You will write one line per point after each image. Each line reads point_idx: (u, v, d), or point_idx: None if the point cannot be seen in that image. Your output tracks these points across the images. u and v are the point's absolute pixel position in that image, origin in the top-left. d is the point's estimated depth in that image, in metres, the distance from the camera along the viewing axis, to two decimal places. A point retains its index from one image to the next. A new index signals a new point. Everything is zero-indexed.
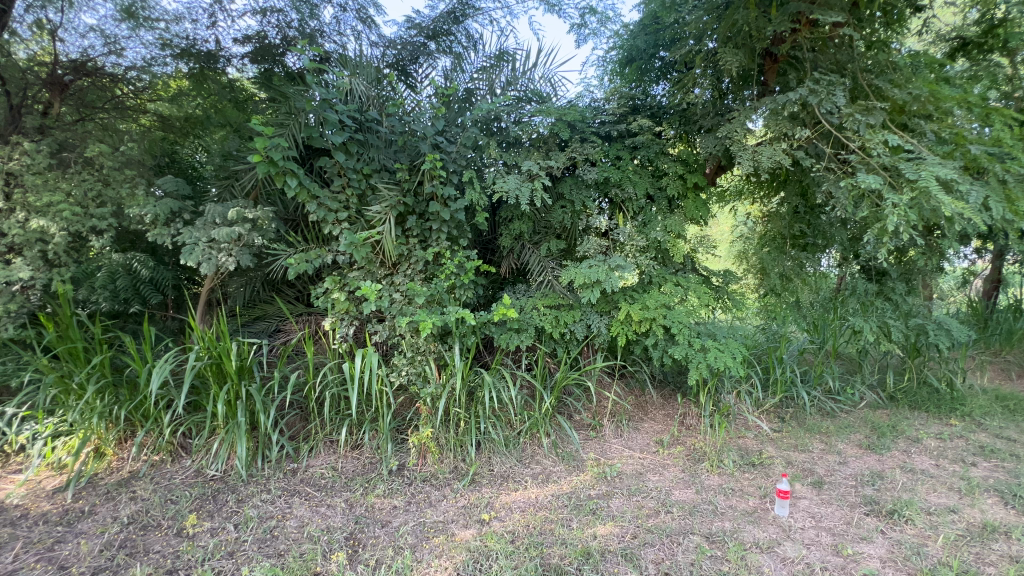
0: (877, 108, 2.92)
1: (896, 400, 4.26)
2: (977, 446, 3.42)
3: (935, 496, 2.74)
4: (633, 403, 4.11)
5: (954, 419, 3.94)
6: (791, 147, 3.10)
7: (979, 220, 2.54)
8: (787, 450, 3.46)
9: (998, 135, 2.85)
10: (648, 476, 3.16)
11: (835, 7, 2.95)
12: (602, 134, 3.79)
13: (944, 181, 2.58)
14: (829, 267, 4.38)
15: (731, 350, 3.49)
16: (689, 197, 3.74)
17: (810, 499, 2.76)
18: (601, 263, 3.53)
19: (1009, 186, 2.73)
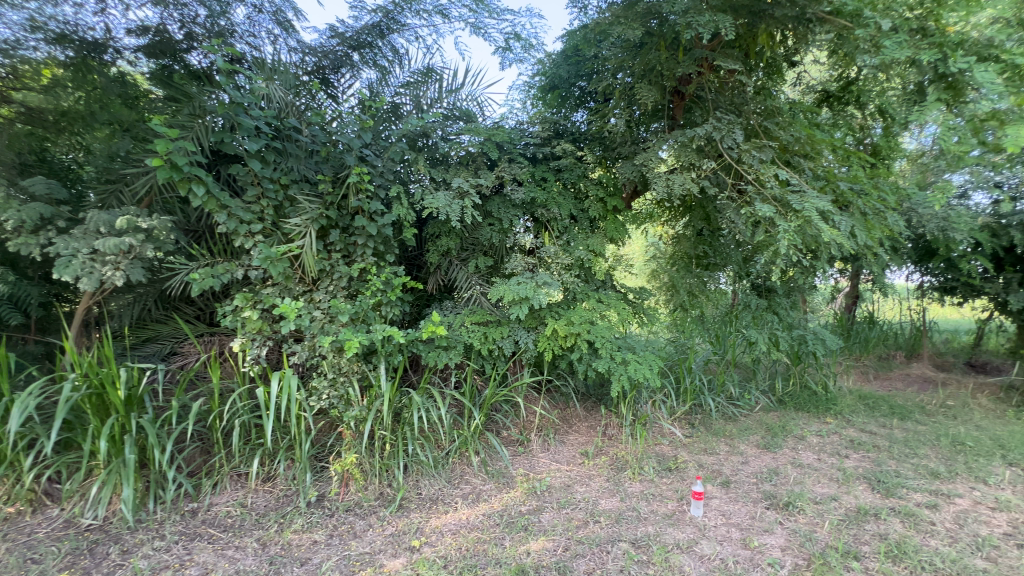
0: (766, 146, 3.32)
1: (783, 403, 4.82)
2: (848, 440, 3.94)
3: (820, 487, 3.11)
4: (559, 416, 4.23)
5: (829, 417, 4.53)
6: (698, 176, 3.38)
7: (847, 246, 2.98)
8: (698, 453, 3.74)
9: (857, 174, 3.37)
10: (576, 488, 3.24)
11: (732, 57, 3.32)
12: (527, 156, 3.92)
13: (820, 211, 2.99)
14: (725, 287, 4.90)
15: (648, 362, 3.71)
16: (609, 218, 3.95)
17: (720, 498, 3.00)
18: (529, 280, 3.61)
19: (867, 218, 3.25)
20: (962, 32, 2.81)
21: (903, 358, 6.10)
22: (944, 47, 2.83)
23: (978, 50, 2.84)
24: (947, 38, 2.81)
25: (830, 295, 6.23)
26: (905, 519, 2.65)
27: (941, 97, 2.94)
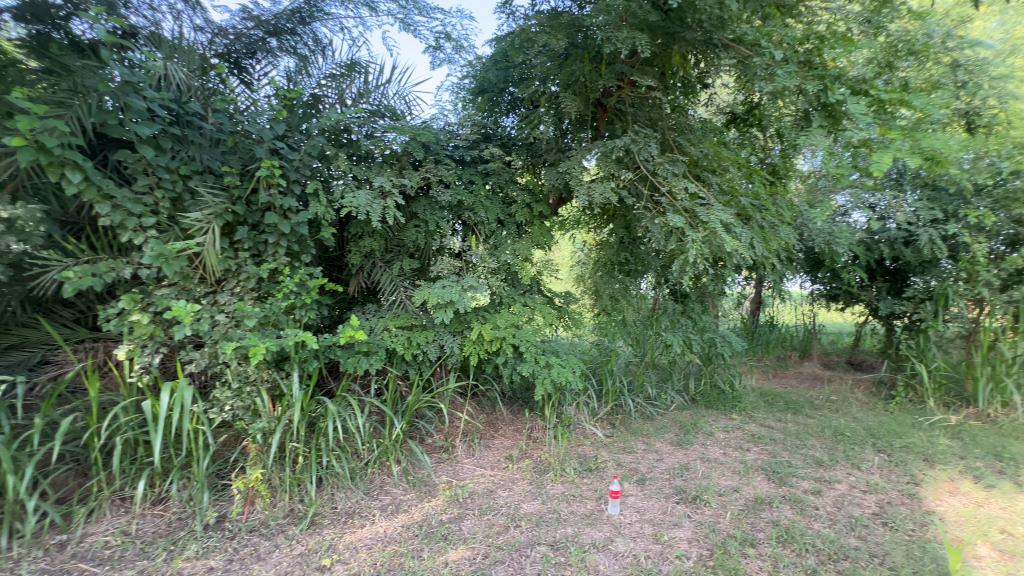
0: (679, 160, 3.51)
1: (696, 401, 5.16)
2: (750, 434, 4.28)
3: (724, 480, 3.34)
4: (484, 420, 4.22)
5: (734, 414, 4.90)
6: (617, 186, 3.48)
7: (747, 256, 3.24)
8: (618, 453, 3.89)
9: (757, 191, 3.68)
10: (498, 493, 3.23)
11: (648, 74, 3.47)
12: (455, 158, 3.88)
13: (725, 224, 3.23)
14: (644, 292, 5.10)
15: (571, 365, 3.79)
16: (535, 223, 3.99)
17: (635, 495, 3.13)
18: (455, 284, 3.54)
19: (765, 230, 3.56)
20: (839, 67, 3.19)
21: (797, 359, 6.78)
22: (825, 79, 3.19)
23: (852, 84, 3.21)
24: (828, 71, 3.18)
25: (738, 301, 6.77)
26: (794, 506, 2.90)
27: (823, 125, 3.29)
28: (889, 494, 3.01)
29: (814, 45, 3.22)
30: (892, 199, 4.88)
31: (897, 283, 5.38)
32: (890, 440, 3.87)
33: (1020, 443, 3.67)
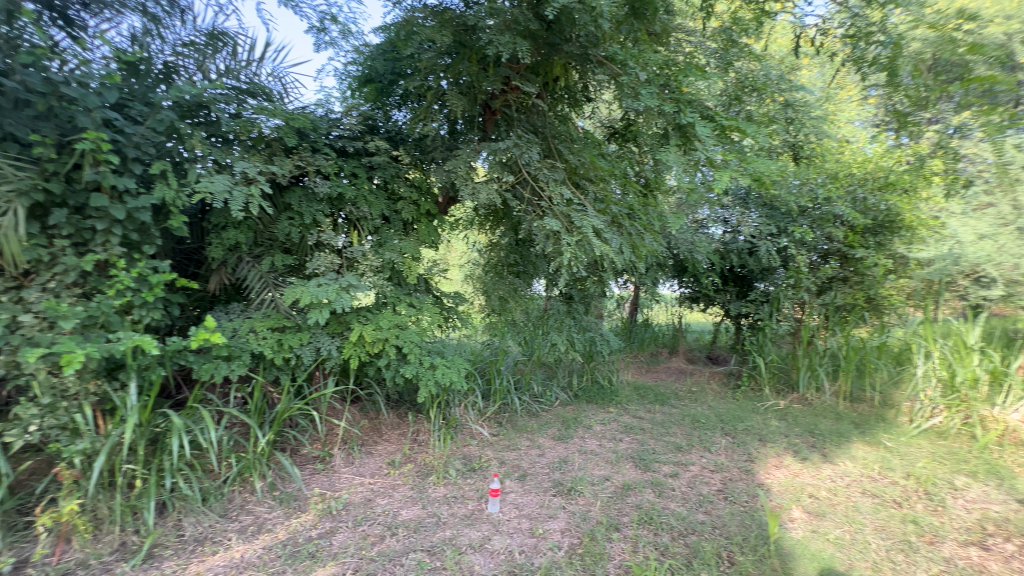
0: (559, 167, 3.66)
1: (578, 397, 5.47)
2: (623, 425, 4.63)
3: (597, 470, 3.56)
4: (367, 426, 4.04)
5: (611, 407, 5.27)
6: (501, 188, 3.53)
7: (617, 260, 3.47)
8: (502, 451, 3.95)
9: (630, 202, 3.94)
10: (376, 501, 3.09)
11: (532, 82, 3.57)
12: (336, 148, 3.64)
13: (596, 229, 3.42)
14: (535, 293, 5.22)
15: (457, 366, 3.74)
16: (422, 221, 3.88)
17: (516, 492, 3.20)
18: (332, 282, 3.31)
19: (634, 238, 3.81)
20: (693, 92, 3.40)
21: (666, 354, 7.52)
22: (680, 102, 3.35)
23: (701, 110, 3.42)
24: (682, 96, 3.36)
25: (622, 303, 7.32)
26: (655, 489, 3.17)
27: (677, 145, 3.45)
28: (731, 471, 3.43)
29: (673, 72, 3.39)
30: (740, 213, 5.67)
31: (743, 288, 6.15)
32: (735, 424, 4.43)
33: (827, 421, 4.44)
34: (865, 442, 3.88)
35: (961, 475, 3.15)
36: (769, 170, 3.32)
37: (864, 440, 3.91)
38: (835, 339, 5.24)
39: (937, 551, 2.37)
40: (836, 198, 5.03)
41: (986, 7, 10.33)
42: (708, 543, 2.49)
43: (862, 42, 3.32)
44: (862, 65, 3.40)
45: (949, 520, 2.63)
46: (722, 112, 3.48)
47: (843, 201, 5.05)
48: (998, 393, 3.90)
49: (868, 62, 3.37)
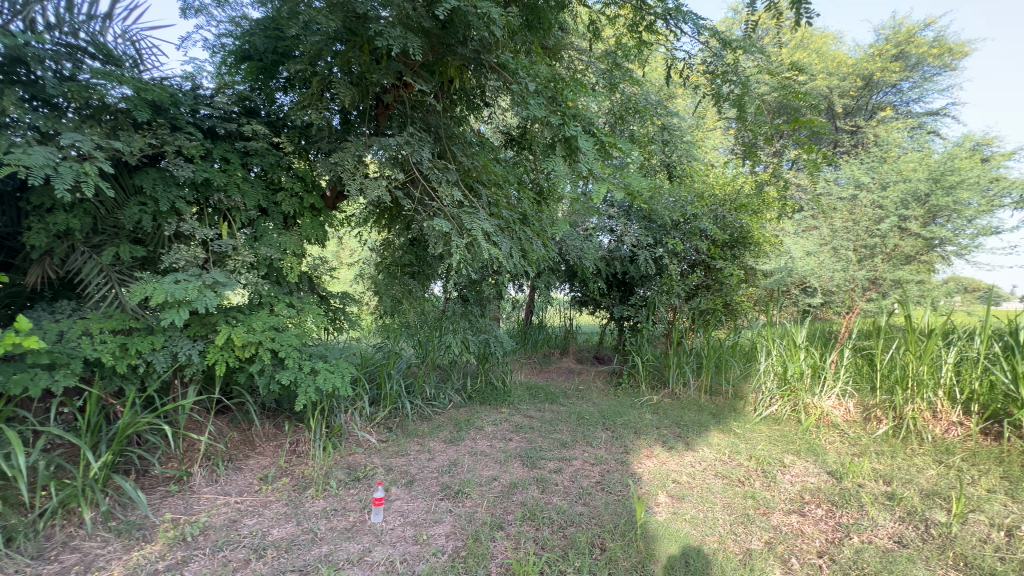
0: (452, 168, 3.60)
1: (471, 399, 5.52)
2: (514, 425, 4.75)
3: (486, 470, 3.60)
4: (237, 439, 3.65)
5: (504, 407, 5.38)
6: (392, 186, 3.39)
7: (507, 263, 3.48)
8: (390, 458, 3.81)
9: (523, 208, 3.98)
10: (242, 523, 2.78)
11: (425, 80, 3.47)
12: (203, 128, 3.23)
13: (486, 232, 3.40)
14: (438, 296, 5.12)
15: (341, 371, 3.50)
16: (306, 215, 3.59)
17: (402, 499, 3.11)
18: (193, 278, 2.91)
19: (526, 243, 3.85)
20: (577, 107, 3.49)
21: (558, 355, 7.87)
22: (565, 116, 3.43)
23: (585, 125, 3.55)
24: (567, 109, 3.42)
25: (519, 306, 7.53)
26: (540, 485, 3.29)
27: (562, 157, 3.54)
28: (609, 463, 3.69)
29: (560, 87, 3.45)
30: (623, 223, 6.15)
31: (624, 292, 6.67)
32: (614, 419, 4.78)
33: (691, 412, 4.98)
34: (720, 430, 4.42)
35: (789, 454, 3.73)
36: (640, 185, 3.58)
37: (719, 429, 4.45)
38: (700, 340, 5.90)
39: (768, 520, 2.76)
40: (701, 214, 5.71)
41: (815, 69, 12.62)
42: (584, 533, 2.63)
43: (719, 81, 3.71)
44: (720, 100, 3.80)
45: (778, 493, 3.09)
46: (603, 127, 3.64)
47: (707, 218, 5.75)
48: (817, 383, 4.65)
49: (724, 97, 3.77)
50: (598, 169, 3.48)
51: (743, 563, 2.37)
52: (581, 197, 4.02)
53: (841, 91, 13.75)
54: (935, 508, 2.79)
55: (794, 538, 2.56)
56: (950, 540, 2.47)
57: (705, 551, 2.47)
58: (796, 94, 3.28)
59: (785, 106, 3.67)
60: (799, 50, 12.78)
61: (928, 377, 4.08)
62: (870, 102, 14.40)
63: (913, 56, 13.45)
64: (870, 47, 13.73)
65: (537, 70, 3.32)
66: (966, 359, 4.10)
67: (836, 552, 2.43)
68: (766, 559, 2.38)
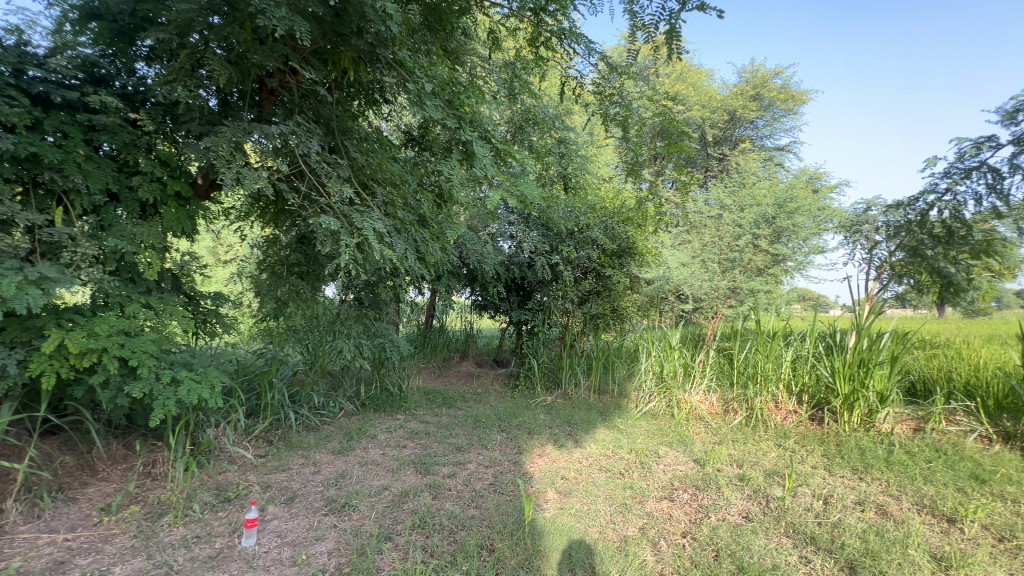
0: (344, 164, 3.37)
1: (365, 406, 5.30)
2: (409, 431, 4.62)
3: (376, 480, 3.46)
4: (72, 465, 3.10)
5: (399, 414, 5.21)
6: (275, 178, 3.09)
7: (400, 266, 3.36)
8: (268, 474, 3.49)
9: (421, 209, 3.87)
10: (72, 564, 2.35)
11: (316, 67, 3.20)
12: (32, 93, 2.69)
13: (378, 233, 3.24)
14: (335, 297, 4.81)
15: (209, 382, 3.11)
16: (170, 205, 3.13)
17: (280, 518, 2.86)
18: (11, 272, 2.39)
19: (421, 245, 3.76)
20: (474, 113, 3.50)
21: (457, 359, 7.87)
22: (462, 120, 3.43)
23: (482, 131, 3.58)
24: (464, 114, 3.43)
25: (419, 309, 7.39)
26: (432, 492, 3.24)
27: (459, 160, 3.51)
28: (503, 464, 3.75)
29: (459, 90, 3.43)
30: (521, 228, 6.28)
31: (523, 296, 6.83)
32: (510, 421, 4.88)
33: (581, 411, 5.27)
34: (606, 426, 4.74)
35: (663, 446, 4.13)
36: (532, 193, 3.70)
37: (605, 425, 4.77)
38: (590, 343, 6.27)
39: (643, 507, 3.01)
40: (593, 225, 6.10)
41: (692, 101, 14.19)
42: (474, 536, 2.64)
43: (607, 102, 3.99)
44: (609, 120, 4.09)
45: (652, 481, 3.39)
46: (500, 134, 3.69)
47: (598, 228, 6.14)
48: (688, 381, 5.22)
49: (611, 117, 4.06)
50: (494, 175, 3.54)
51: (620, 549, 2.55)
52: (479, 202, 3.98)
53: (711, 122, 15.65)
54: (774, 485, 3.26)
55: (663, 522, 2.83)
56: (783, 511, 2.90)
57: (587, 542, 2.61)
58: (671, 120, 3.67)
59: (663, 131, 4.05)
60: (678, 83, 14.31)
61: (772, 372, 4.79)
62: (735, 134, 16.53)
63: (766, 99, 15.75)
64: (734, 86, 15.81)
65: (435, 72, 3.21)
66: (800, 357, 4.87)
67: (697, 531, 2.71)
68: (639, 543, 2.59)
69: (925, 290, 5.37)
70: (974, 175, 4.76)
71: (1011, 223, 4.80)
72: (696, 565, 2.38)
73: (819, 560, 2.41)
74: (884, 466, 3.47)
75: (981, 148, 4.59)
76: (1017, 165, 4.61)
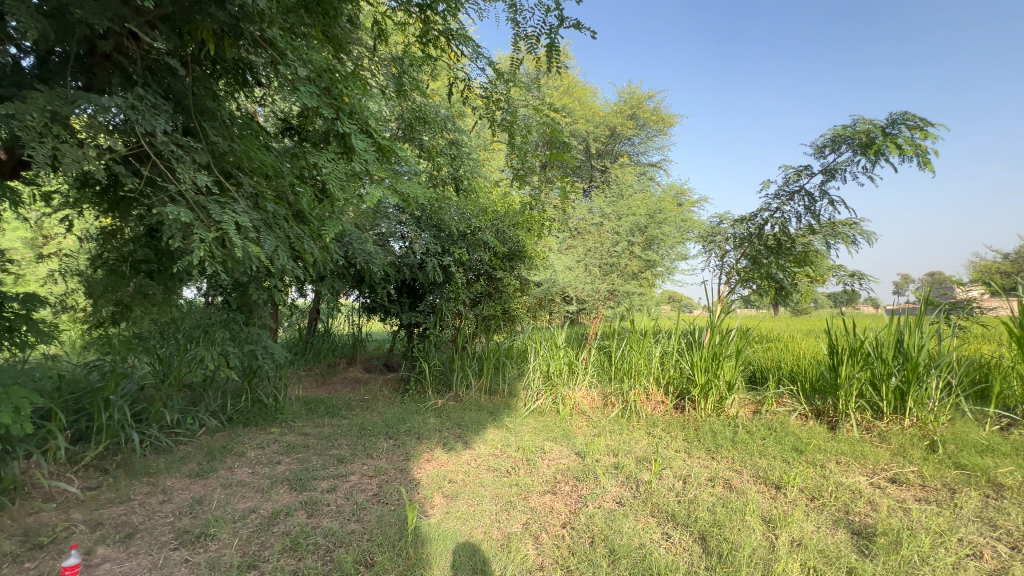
0: (200, 147, 2.95)
1: (232, 421, 4.75)
2: (284, 445, 4.23)
3: (242, 503, 3.10)
4: None
5: (273, 427, 4.75)
6: (107, 158, 2.58)
7: (269, 265, 3.04)
8: (100, 509, 2.94)
9: (298, 204, 3.55)
10: None
11: (165, 35, 2.77)
12: None
13: (243, 227, 2.89)
14: (195, 297, 4.30)
15: (13, 403, 2.51)
16: None
17: (113, 561, 2.42)
18: None
19: (295, 243, 3.44)
20: (354, 104, 3.29)
21: (344, 364, 7.50)
22: (341, 111, 3.20)
23: (364, 124, 3.37)
24: (343, 104, 3.18)
25: (300, 312, 6.83)
26: (308, 510, 3.00)
27: (338, 152, 3.26)
28: (388, 473, 3.61)
29: (339, 79, 3.20)
30: (412, 229, 6.10)
31: (414, 298, 6.65)
32: (398, 427, 4.71)
33: (472, 412, 5.28)
34: (495, 426, 4.81)
35: (548, 441, 4.31)
36: (420, 192, 3.59)
37: (494, 425, 4.84)
38: (481, 344, 6.34)
39: (527, 503, 3.11)
40: (484, 227, 6.15)
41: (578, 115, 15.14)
42: (351, 553, 2.49)
43: (495, 107, 4.06)
44: (498, 126, 4.16)
45: (536, 477, 3.52)
46: (383, 128, 3.52)
47: (489, 231, 6.20)
48: (572, 378, 5.52)
49: (499, 123, 4.13)
50: (378, 171, 3.36)
51: (503, 547, 2.60)
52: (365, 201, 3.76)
53: (594, 136, 16.83)
54: (643, 470, 3.58)
55: (545, 515, 2.94)
56: (650, 493, 3.19)
57: (472, 543, 2.61)
58: (553, 130, 3.87)
59: (548, 141, 4.23)
60: (565, 97, 15.17)
61: (643, 367, 5.29)
62: (616, 148, 17.97)
63: (642, 118, 17.38)
64: (614, 104, 17.18)
65: (310, 56, 2.96)
66: (667, 353, 5.42)
67: (575, 520, 2.87)
68: (522, 539, 2.66)
69: (764, 293, 6.31)
70: (796, 198, 5.73)
71: (821, 238, 5.86)
72: (572, 553, 2.51)
73: (678, 534, 2.69)
74: (731, 446, 4.00)
75: (801, 175, 5.53)
76: (824, 191, 5.65)
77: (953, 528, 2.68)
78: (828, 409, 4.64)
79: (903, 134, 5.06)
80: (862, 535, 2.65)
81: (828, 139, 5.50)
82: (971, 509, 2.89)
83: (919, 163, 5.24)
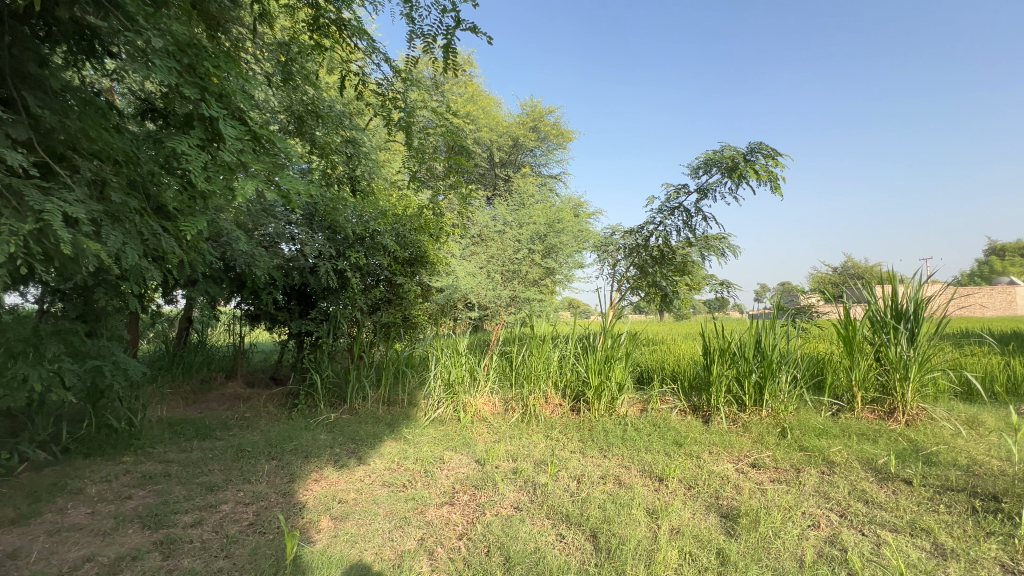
0: (17, 121, 2.41)
1: (69, 453, 3.99)
2: (138, 476, 3.62)
3: (75, 551, 2.59)
4: None
5: (125, 456, 4.06)
6: None
7: (114, 264, 2.59)
8: None
9: (158, 196, 3.08)
10: None
11: None
12: None
13: (78, 220, 2.43)
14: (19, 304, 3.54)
15: None
16: None
17: None
18: None
19: (151, 241, 2.97)
20: (225, 86, 2.90)
21: (221, 379, 6.70)
22: (209, 92, 2.81)
23: (237, 109, 2.99)
24: (209, 84, 2.79)
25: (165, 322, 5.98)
26: (164, 551, 2.58)
27: (205, 139, 2.86)
28: (268, 498, 3.25)
29: (208, 57, 2.82)
30: (303, 229, 5.62)
31: (305, 305, 6.14)
32: (282, 446, 4.29)
33: (368, 425, 4.99)
34: (392, 438, 4.59)
35: (448, 451, 4.21)
36: (307, 189, 3.30)
37: (391, 437, 4.62)
38: (380, 353, 6.05)
39: (423, 517, 2.99)
40: (383, 231, 5.89)
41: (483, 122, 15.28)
42: None
43: (392, 106, 3.91)
44: (395, 125, 4.00)
45: (433, 489, 3.41)
46: (261, 116, 3.14)
47: (388, 234, 5.96)
48: (473, 385, 5.49)
49: (396, 122, 3.98)
50: (256, 164, 3.01)
51: (395, 567, 2.46)
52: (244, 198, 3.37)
53: (498, 145, 17.12)
54: (540, 473, 3.64)
55: (441, 528, 2.86)
56: (546, 495, 3.26)
57: (361, 566, 2.44)
58: (453, 134, 3.83)
59: (448, 145, 4.17)
60: (469, 104, 15.29)
61: (542, 371, 5.44)
62: (519, 158, 18.48)
63: (543, 131, 18.08)
64: (517, 115, 17.68)
65: (171, 27, 2.58)
66: (565, 357, 5.63)
67: (471, 530, 2.82)
68: (415, 556, 2.54)
69: (650, 300, 6.84)
70: (676, 213, 6.31)
71: (697, 251, 6.51)
72: (468, 566, 2.45)
73: (571, 534, 2.76)
74: (621, 443, 4.24)
75: (680, 193, 6.11)
76: (699, 208, 6.29)
77: (798, 503, 3.09)
78: (702, 404, 5.17)
79: (759, 162, 5.84)
80: (729, 517, 2.95)
81: (702, 162, 6.15)
82: (812, 485, 3.37)
83: (772, 188, 6.07)
